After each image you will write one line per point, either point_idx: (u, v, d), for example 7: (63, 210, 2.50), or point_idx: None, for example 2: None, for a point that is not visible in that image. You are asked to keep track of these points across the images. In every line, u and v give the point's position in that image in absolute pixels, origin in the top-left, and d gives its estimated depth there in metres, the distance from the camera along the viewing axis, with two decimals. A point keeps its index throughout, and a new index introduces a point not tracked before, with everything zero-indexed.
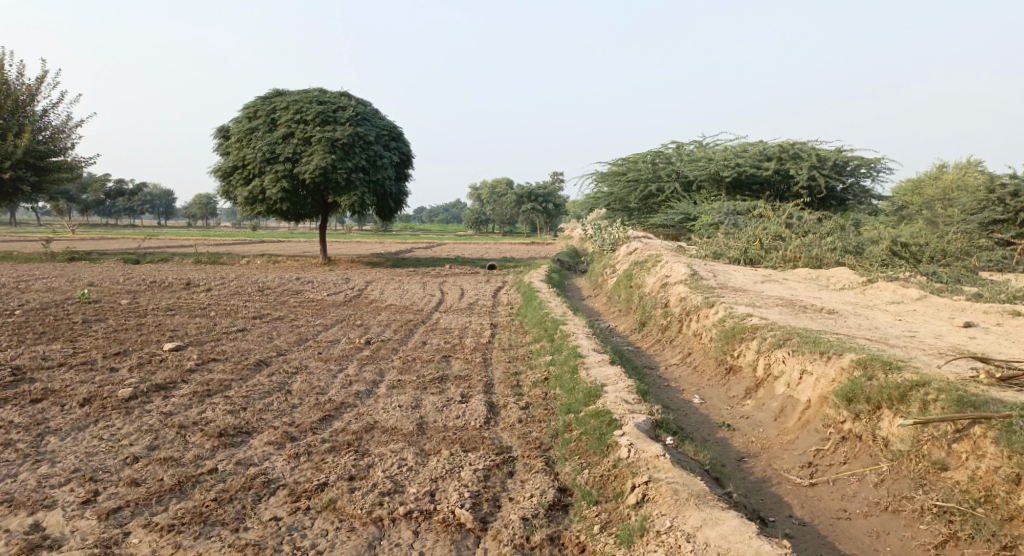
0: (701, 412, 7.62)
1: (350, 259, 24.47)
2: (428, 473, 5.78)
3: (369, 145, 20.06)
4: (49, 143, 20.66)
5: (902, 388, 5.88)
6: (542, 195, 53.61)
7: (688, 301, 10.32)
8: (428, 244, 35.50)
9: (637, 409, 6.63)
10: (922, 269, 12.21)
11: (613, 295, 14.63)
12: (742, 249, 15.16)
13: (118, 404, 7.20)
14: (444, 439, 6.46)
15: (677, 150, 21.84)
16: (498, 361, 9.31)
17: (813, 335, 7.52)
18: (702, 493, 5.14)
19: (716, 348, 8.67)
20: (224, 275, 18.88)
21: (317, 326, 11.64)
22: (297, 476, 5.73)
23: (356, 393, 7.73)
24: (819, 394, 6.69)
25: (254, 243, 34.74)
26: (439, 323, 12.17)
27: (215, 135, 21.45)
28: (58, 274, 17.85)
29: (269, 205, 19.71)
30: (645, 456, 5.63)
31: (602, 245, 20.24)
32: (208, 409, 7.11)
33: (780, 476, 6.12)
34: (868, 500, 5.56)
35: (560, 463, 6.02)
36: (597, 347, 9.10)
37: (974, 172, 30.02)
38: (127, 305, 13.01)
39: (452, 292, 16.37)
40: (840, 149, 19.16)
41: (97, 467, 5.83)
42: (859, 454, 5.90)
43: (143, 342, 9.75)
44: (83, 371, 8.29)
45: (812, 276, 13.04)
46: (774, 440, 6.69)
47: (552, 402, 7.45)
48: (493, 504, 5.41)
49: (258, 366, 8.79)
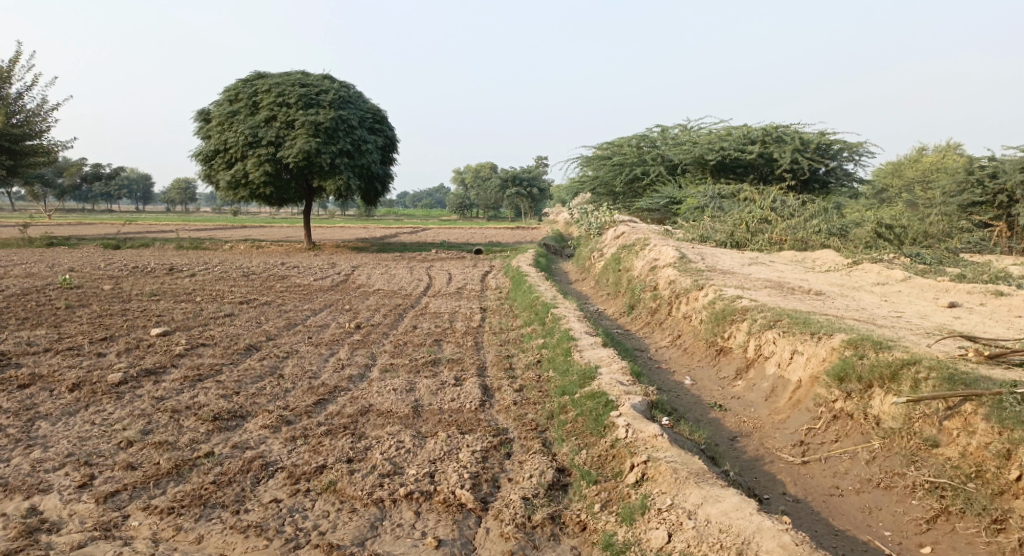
0: (692, 393, 7.70)
1: (335, 244, 24.33)
2: (426, 454, 5.81)
3: (353, 129, 19.91)
4: (25, 126, 20.30)
5: (893, 367, 5.97)
6: (525, 179, 53.59)
7: (677, 284, 10.38)
8: (412, 229, 35.37)
9: (632, 391, 6.69)
10: (905, 251, 12.35)
11: (601, 279, 14.70)
12: (728, 233, 15.27)
13: (107, 389, 7.15)
14: (441, 421, 6.49)
15: (661, 134, 21.91)
16: (490, 344, 9.34)
17: (802, 317, 7.61)
18: (701, 471, 5.20)
19: (706, 330, 8.75)
20: (208, 260, 18.70)
21: (305, 310, 11.61)
22: (295, 459, 5.73)
23: (349, 377, 7.72)
24: (810, 374, 6.77)
25: (236, 229, 34.43)
26: (428, 307, 12.17)
27: (196, 118, 21.19)
28: (38, 259, 17.62)
29: (252, 190, 19.52)
30: (643, 436, 5.69)
31: (588, 229, 20.28)
32: (200, 393, 7.09)
33: (773, 454, 6.21)
34: (859, 477, 5.66)
35: (557, 444, 6.07)
36: (588, 330, 9.14)
37: (952, 155, 30.39)
38: (110, 290, 12.87)
39: (440, 277, 16.34)
40: (823, 133, 19.28)
41: (92, 452, 5.79)
42: (850, 432, 5.98)
43: (129, 328, 9.68)
44: (70, 356, 8.22)
45: (798, 258, 13.16)
46: (766, 420, 6.78)
47: (546, 384, 7.50)
48: (493, 484, 5.45)
49: (248, 350, 8.76)
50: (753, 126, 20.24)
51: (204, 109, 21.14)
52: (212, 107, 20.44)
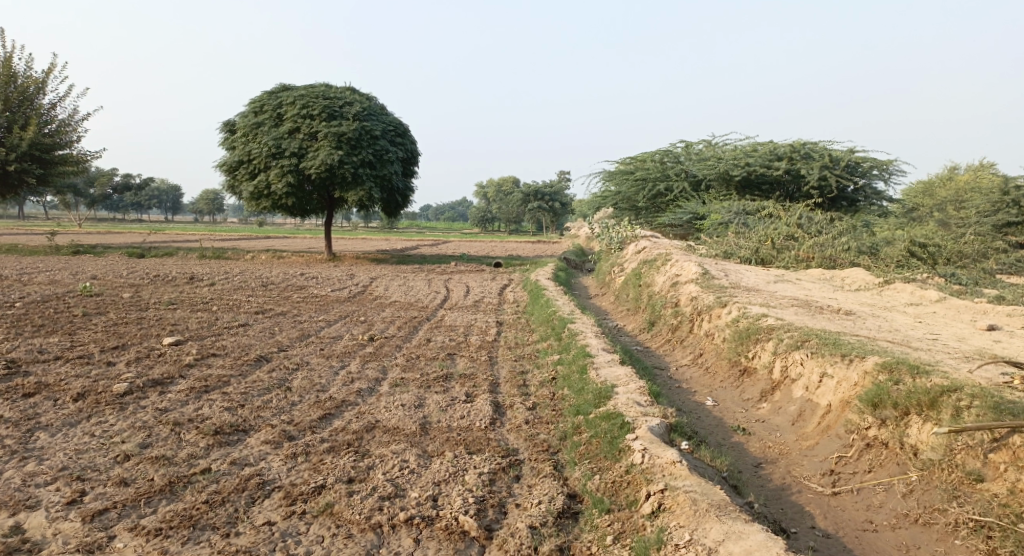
0: (714, 415, 7.34)
1: (355, 255, 24.21)
2: (431, 476, 5.51)
3: (375, 140, 19.78)
4: (55, 135, 20.43)
5: (932, 393, 5.57)
6: (548, 194, 53.39)
7: (699, 300, 10.01)
8: (434, 242, 35.10)
9: (650, 412, 6.33)
10: (940, 271, 11.88)
11: (621, 295, 14.36)
12: (753, 249, 14.85)
13: (111, 399, 6.95)
14: (448, 439, 6.20)
15: (685, 149, 21.59)
16: (504, 360, 9.05)
17: (832, 337, 7.22)
18: (723, 503, 4.84)
19: (729, 349, 8.38)
20: (229, 269, 18.60)
21: (319, 322, 11.39)
22: (294, 478, 5.46)
23: (358, 391, 7.46)
24: (840, 398, 6.39)
25: (260, 239, 34.46)
26: (444, 320, 11.90)
27: (221, 130, 21.23)
28: (61, 266, 17.69)
29: (274, 200, 19.45)
30: (660, 462, 5.34)
31: (609, 243, 19.90)
32: (205, 405, 6.85)
33: (800, 484, 5.83)
34: (895, 512, 5.26)
35: (569, 468, 5.73)
36: (606, 347, 8.81)
37: (985, 175, 29.64)
38: (129, 298, 12.78)
39: (458, 289, 16.11)
40: (853, 150, 18.80)
41: (86, 465, 5.56)
42: (885, 462, 5.60)
43: (142, 337, 9.50)
44: (79, 365, 8.04)
45: (826, 276, 12.72)
46: (792, 446, 6.40)
47: (560, 403, 7.17)
48: (499, 510, 5.13)
49: (258, 361, 8.53)
50: (780, 142, 19.81)
51: (230, 120, 21.19)
52: (237, 117, 20.45)
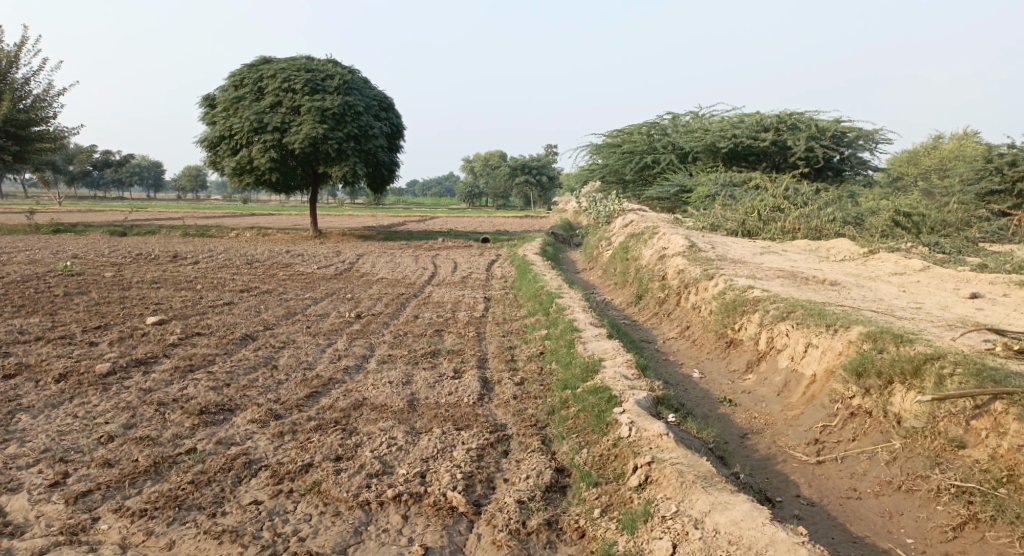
0: (700, 387, 7.37)
1: (342, 232, 24.05)
2: (418, 452, 5.51)
3: (359, 114, 19.54)
4: (30, 112, 20.04)
5: (915, 361, 5.60)
6: (535, 167, 53.20)
7: (686, 273, 10.01)
8: (421, 218, 34.92)
9: (637, 385, 6.34)
10: (924, 240, 11.94)
11: (608, 269, 14.36)
12: (740, 221, 14.86)
13: (95, 379, 6.88)
14: (436, 416, 6.19)
15: (672, 121, 21.51)
16: (492, 335, 9.04)
17: (817, 308, 7.25)
18: (709, 475, 4.86)
19: (716, 321, 8.41)
20: (213, 247, 18.41)
21: (306, 299, 11.32)
22: (280, 457, 5.44)
23: (345, 368, 7.44)
24: (825, 368, 6.44)
25: (245, 217, 34.13)
26: (431, 297, 11.86)
27: (201, 105, 20.91)
28: (42, 246, 17.45)
29: (257, 176, 19.23)
30: (647, 436, 5.36)
31: (597, 217, 19.85)
32: (190, 385, 6.80)
33: (785, 453, 5.87)
34: (879, 479, 5.32)
35: (557, 442, 5.75)
36: (594, 321, 8.81)
37: (970, 143, 29.76)
38: (112, 277, 12.64)
39: (446, 265, 16.04)
40: (838, 120, 18.77)
41: (70, 447, 5.52)
42: (869, 431, 5.64)
43: (126, 316, 9.41)
44: (61, 346, 7.96)
45: (812, 247, 12.76)
46: (778, 416, 6.45)
47: (548, 378, 7.18)
48: (487, 485, 5.15)
49: (244, 340, 8.48)
50: (766, 112, 19.74)
51: (210, 95, 20.85)
52: (217, 93, 20.12)
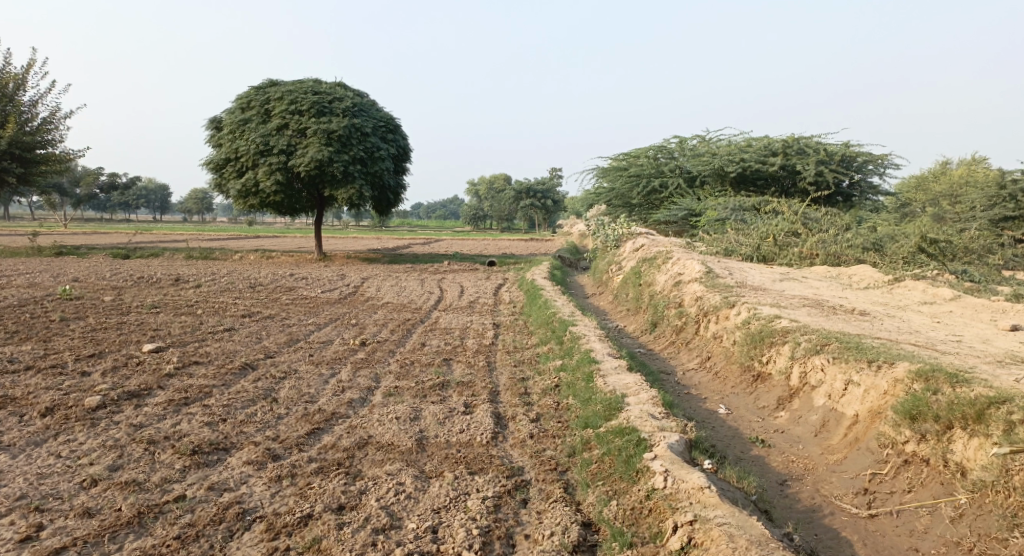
0: (728, 425, 6.85)
1: (347, 254, 23.65)
2: (430, 502, 5.00)
3: (366, 137, 19.22)
4: (36, 134, 19.68)
5: (978, 406, 5.12)
6: (540, 191, 52.80)
7: (705, 301, 9.50)
8: (425, 240, 34.38)
9: (667, 426, 5.82)
10: (949, 267, 11.43)
11: (620, 294, 13.84)
12: (755, 246, 14.35)
13: (82, 414, 6.38)
14: (448, 457, 5.69)
15: (679, 145, 21.11)
16: (503, 366, 8.52)
17: (854, 340, 6.74)
18: (763, 540, 4.36)
19: (742, 352, 7.88)
20: (216, 271, 17.97)
21: (309, 325, 10.83)
22: (277, 506, 4.94)
23: (349, 402, 6.93)
24: (868, 409, 5.93)
25: (250, 239, 33.63)
26: (439, 323, 11.37)
27: (207, 127, 20.60)
28: (43, 268, 17.08)
29: (262, 198, 18.80)
30: (686, 488, 4.86)
31: (605, 241, 19.33)
32: (183, 421, 6.29)
33: (832, 504, 5.36)
34: (944, 539, 4.82)
35: (581, 490, 5.24)
36: (612, 351, 8.29)
37: (978, 168, 29.32)
38: (110, 301, 12.18)
39: (453, 290, 15.55)
40: (847, 144, 18.35)
41: (47, 493, 5.02)
42: (927, 482, 5.15)
43: (121, 343, 8.92)
44: (51, 376, 7.44)
45: (832, 274, 12.26)
46: (818, 460, 5.93)
47: (566, 414, 6.67)
48: (507, 543, 4.65)
49: (243, 370, 7.97)
50: (774, 137, 19.34)
51: (215, 116, 20.56)
52: (224, 115, 19.81)
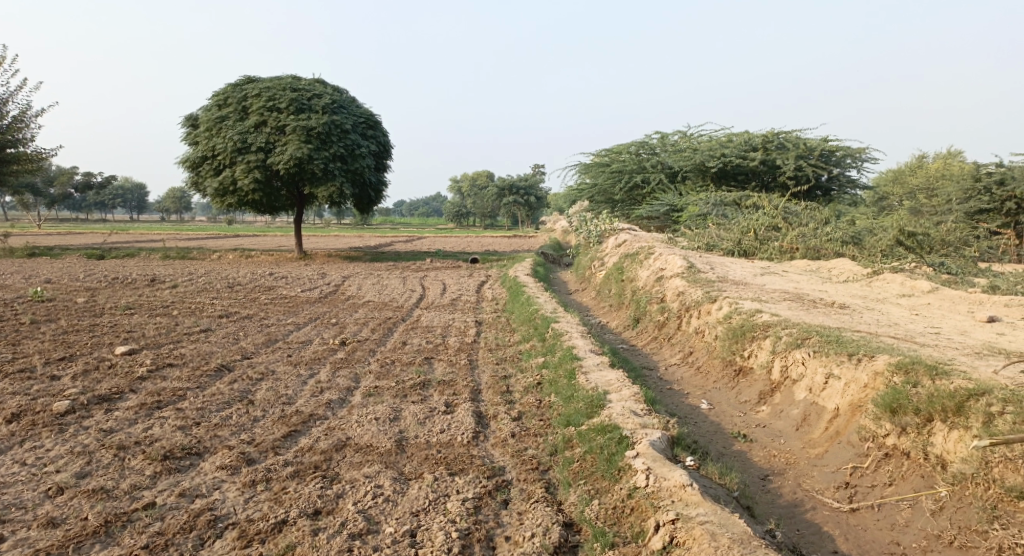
0: (710, 421, 6.83)
1: (327, 253, 23.44)
2: (408, 505, 4.92)
3: (345, 134, 19.04)
4: (6, 133, 19.28)
5: (958, 398, 5.12)
6: (522, 188, 52.72)
7: (687, 296, 9.48)
8: (407, 238, 34.17)
9: (649, 423, 5.78)
10: (927, 259, 11.50)
11: (603, 290, 13.81)
12: (736, 241, 14.39)
13: (51, 420, 6.22)
14: (427, 458, 5.61)
15: (660, 140, 21.12)
16: (485, 364, 8.45)
17: (834, 333, 6.74)
18: (744, 538, 4.32)
19: (723, 347, 7.86)
20: (193, 271, 17.73)
21: (288, 325, 10.69)
22: (251, 512, 4.83)
23: (328, 403, 6.82)
24: (849, 402, 5.92)
25: (230, 238, 33.24)
26: (420, 321, 11.27)
27: (184, 124, 20.31)
28: (15, 270, 16.76)
29: (241, 197, 18.56)
30: (667, 486, 4.82)
31: (587, 237, 19.31)
32: (156, 425, 6.16)
33: (814, 499, 5.34)
34: (925, 532, 4.81)
35: (563, 490, 5.19)
36: (594, 347, 8.25)
37: (954, 162, 29.64)
38: (84, 303, 11.95)
39: (434, 288, 15.44)
40: (826, 139, 18.45)
41: (11, 503, 4.88)
42: (908, 475, 5.14)
43: (93, 346, 8.73)
44: (19, 381, 7.26)
45: (812, 268, 12.30)
46: (799, 454, 5.92)
47: (548, 412, 6.61)
48: (486, 545, 4.58)
49: (219, 372, 7.83)
50: (754, 132, 19.40)
51: (192, 114, 20.27)
52: (200, 112, 19.55)
